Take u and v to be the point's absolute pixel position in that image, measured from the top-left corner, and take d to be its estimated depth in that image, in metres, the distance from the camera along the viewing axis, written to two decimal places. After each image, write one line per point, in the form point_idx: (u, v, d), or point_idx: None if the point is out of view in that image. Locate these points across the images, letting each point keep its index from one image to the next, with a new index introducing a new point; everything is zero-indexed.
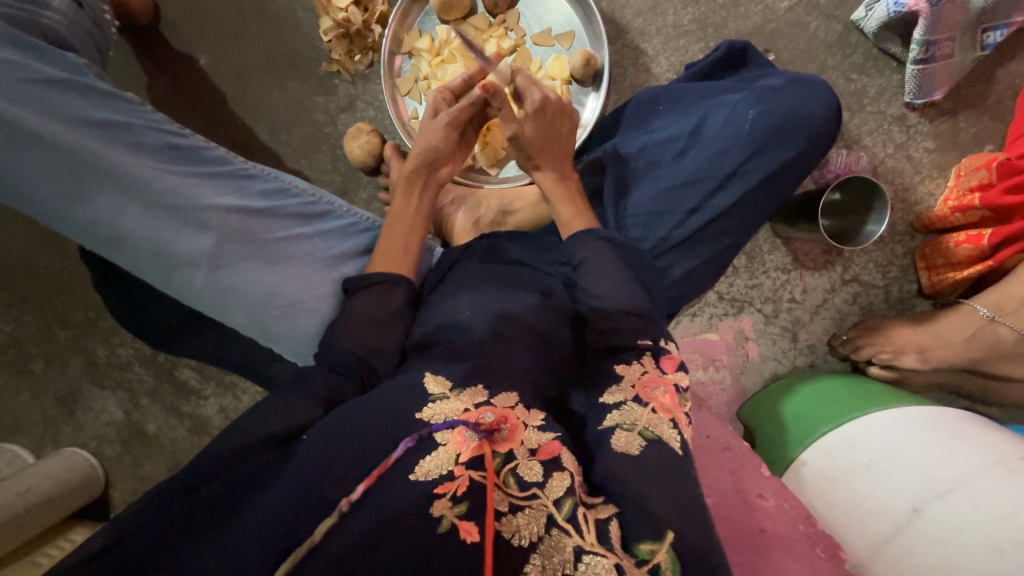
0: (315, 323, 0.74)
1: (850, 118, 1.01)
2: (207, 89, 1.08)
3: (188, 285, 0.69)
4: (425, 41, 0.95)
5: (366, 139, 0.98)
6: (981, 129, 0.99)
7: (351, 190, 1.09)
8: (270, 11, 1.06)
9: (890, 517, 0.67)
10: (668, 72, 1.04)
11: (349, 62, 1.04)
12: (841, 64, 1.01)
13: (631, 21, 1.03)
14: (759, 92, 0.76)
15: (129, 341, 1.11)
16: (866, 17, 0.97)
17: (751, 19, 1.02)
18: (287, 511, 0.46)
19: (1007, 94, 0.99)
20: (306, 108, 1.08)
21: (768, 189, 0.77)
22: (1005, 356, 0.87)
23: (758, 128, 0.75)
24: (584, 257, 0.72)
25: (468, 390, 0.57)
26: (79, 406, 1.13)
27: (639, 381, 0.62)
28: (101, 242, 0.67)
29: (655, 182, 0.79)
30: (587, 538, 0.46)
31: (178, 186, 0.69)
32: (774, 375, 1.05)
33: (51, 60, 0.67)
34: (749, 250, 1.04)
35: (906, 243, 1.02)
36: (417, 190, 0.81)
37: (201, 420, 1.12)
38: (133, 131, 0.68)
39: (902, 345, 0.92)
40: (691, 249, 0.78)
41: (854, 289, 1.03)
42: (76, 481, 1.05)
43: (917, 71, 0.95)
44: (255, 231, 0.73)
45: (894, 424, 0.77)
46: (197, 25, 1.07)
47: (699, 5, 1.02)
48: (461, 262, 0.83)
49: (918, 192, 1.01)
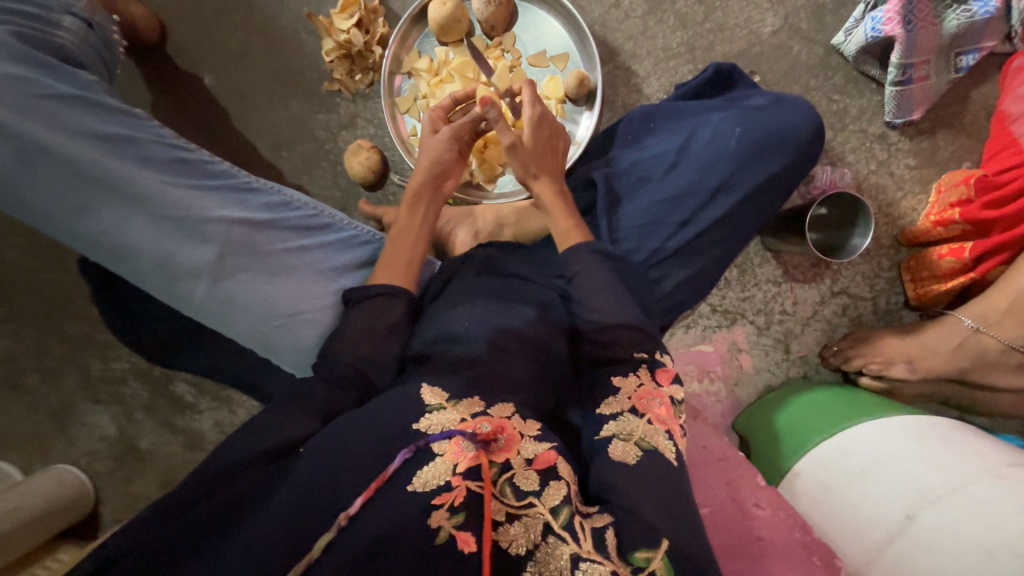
0: (315, 334, 0.75)
1: (834, 136, 1.05)
2: (212, 107, 1.11)
3: (191, 296, 0.70)
4: (425, 62, 0.99)
5: (367, 155, 1.01)
6: (958, 147, 1.03)
7: (351, 205, 1.10)
8: (273, 32, 1.09)
9: (883, 525, 0.67)
10: (659, 92, 1.07)
11: (350, 82, 1.06)
12: (824, 85, 1.05)
13: (623, 44, 1.07)
14: (744, 111, 0.79)
15: (125, 355, 1.11)
16: (846, 41, 1.02)
17: (737, 42, 1.06)
18: (283, 528, 0.46)
19: (981, 114, 1.03)
20: (308, 125, 1.10)
21: (756, 202, 0.80)
22: (991, 366, 0.90)
23: (743, 144, 0.78)
24: (576, 272, 0.73)
25: (465, 401, 0.58)
26: (72, 421, 1.12)
27: (636, 393, 0.64)
28: (105, 253, 0.68)
29: (648, 197, 0.81)
30: (583, 545, 0.47)
31: (182, 198, 0.70)
32: (767, 386, 1.06)
33: (62, 76, 0.68)
34: (741, 263, 1.06)
35: (893, 256, 1.04)
36: (424, 203, 0.83)
37: (195, 435, 1.11)
38: (139, 144, 0.69)
39: (890, 356, 0.93)
40: (682, 261, 0.80)
41: (843, 301, 1.05)
42: (67, 499, 1.03)
43: (895, 92, 0.99)
44: (258, 242, 0.74)
45: (885, 432, 0.78)
46: (203, 46, 1.10)
47: (687, 29, 1.06)
48: (459, 274, 0.84)
49: (901, 207, 1.04)
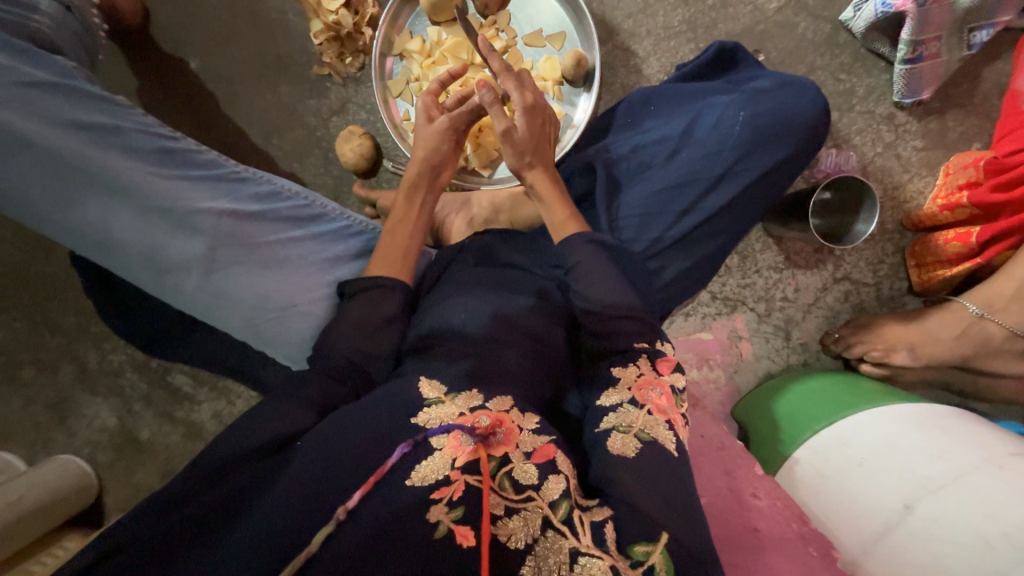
0: (309, 327, 0.74)
1: (839, 118, 1.02)
2: (198, 92, 1.08)
3: (181, 289, 0.69)
4: (416, 43, 0.96)
5: (359, 142, 0.99)
6: (968, 127, 1.00)
7: (344, 193, 1.08)
8: (260, 14, 1.06)
9: (881, 515, 0.67)
10: (660, 73, 1.04)
11: (340, 65, 1.04)
12: (830, 64, 1.02)
13: (622, 22, 1.03)
14: (748, 95, 0.77)
15: (122, 347, 1.11)
16: (854, 18, 0.98)
17: (740, 20, 1.02)
18: (284, 516, 0.45)
19: (993, 93, 1.00)
20: (299, 110, 1.07)
21: (758, 189, 0.78)
22: (995, 352, 0.89)
23: (747, 130, 0.75)
24: (574, 263, 0.72)
25: (462, 394, 0.56)
26: (71, 413, 1.12)
27: (636, 383, 0.62)
28: (92, 245, 0.66)
29: (648, 184, 0.79)
30: (582, 539, 0.47)
31: (169, 189, 0.68)
32: (767, 373, 1.05)
33: (39, 63, 0.66)
34: (742, 249, 1.05)
35: (897, 241, 1.03)
36: (421, 194, 0.81)
37: (194, 425, 1.12)
38: (123, 134, 0.67)
39: (893, 342, 0.93)
40: (682, 251, 0.79)
41: (846, 287, 1.04)
42: (70, 490, 1.04)
43: (905, 70, 0.96)
44: (249, 235, 0.73)
45: (885, 421, 0.78)
46: (188, 29, 1.07)
47: (689, 6, 1.03)
48: (455, 263, 0.83)
49: (907, 191, 1.02)
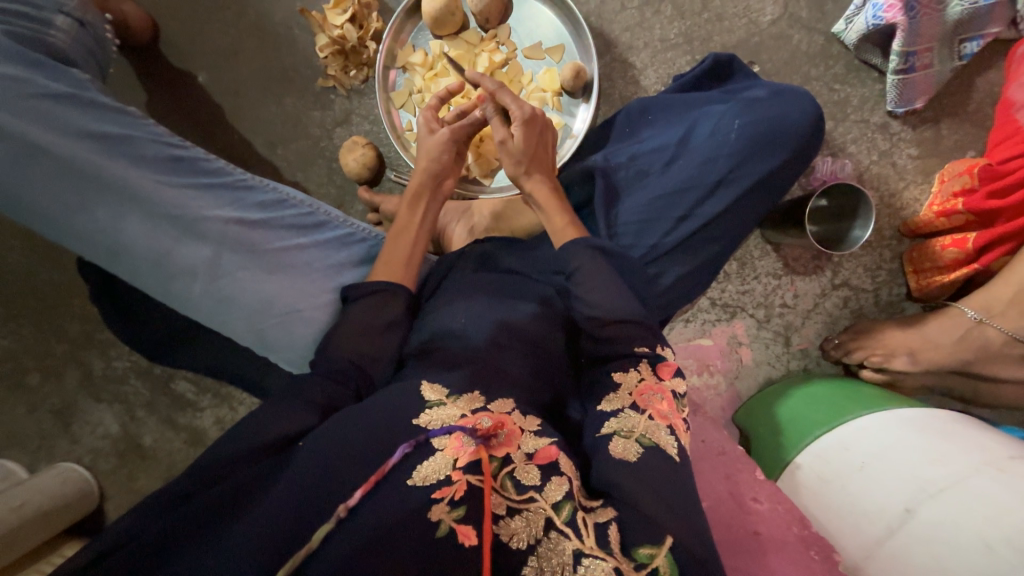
0: (312, 332, 0.75)
1: (835, 126, 1.04)
2: (206, 105, 1.10)
3: (187, 294, 0.70)
4: (419, 56, 0.98)
5: (362, 152, 1.00)
6: (962, 135, 1.02)
7: (347, 202, 1.10)
8: (267, 28, 1.09)
9: (882, 519, 0.67)
10: (657, 84, 1.06)
11: (345, 78, 1.06)
12: (824, 75, 1.04)
13: (620, 36, 1.06)
14: (743, 103, 0.78)
15: (126, 353, 1.12)
16: (846, 29, 1.00)
17: (736, 32, 1.05)
18: (288, 511, 0.46)
19: (986, 102, 1.01)
20: (304, 122, 1.09)
21: (756, 195, 0.79)
22: (994, 358, 0.89)
23: (743, 138, 0.77)
24: (574, 267, 0.73)
25: (465, 397, 0.57)
26: (75, 420, 1.13)
27: (636, 389, 0.63)
28: (102, 252, 0.68)
29: (646, 191, 0.80)
30: (586, 541, 0.47)
31: (177, 197, 0.69)
32: (768, 380, 1.05)
33: (55, 74, 0.68)
34: (740, 256, 1.05)
35: (895, 247, 1.03)
36: (425, 202, 0.83)
37: (196, 432, 1.12)
38: (134, 143, 0.69)
39: (892, 348, 0.93)
40: (680, 257, 0.80)
41: (844, 293, 1.04)
42: (70, 497, 1.04)
43: (898, 81, 0.98)
44: (255, 241, 0.74)
45: (887, 426, 0.78)
46: (197, 44, 1.09)
47: (684, 19, 1.05)
48: (457, 269, 0.84)
49: (903, 198, 1.03)
